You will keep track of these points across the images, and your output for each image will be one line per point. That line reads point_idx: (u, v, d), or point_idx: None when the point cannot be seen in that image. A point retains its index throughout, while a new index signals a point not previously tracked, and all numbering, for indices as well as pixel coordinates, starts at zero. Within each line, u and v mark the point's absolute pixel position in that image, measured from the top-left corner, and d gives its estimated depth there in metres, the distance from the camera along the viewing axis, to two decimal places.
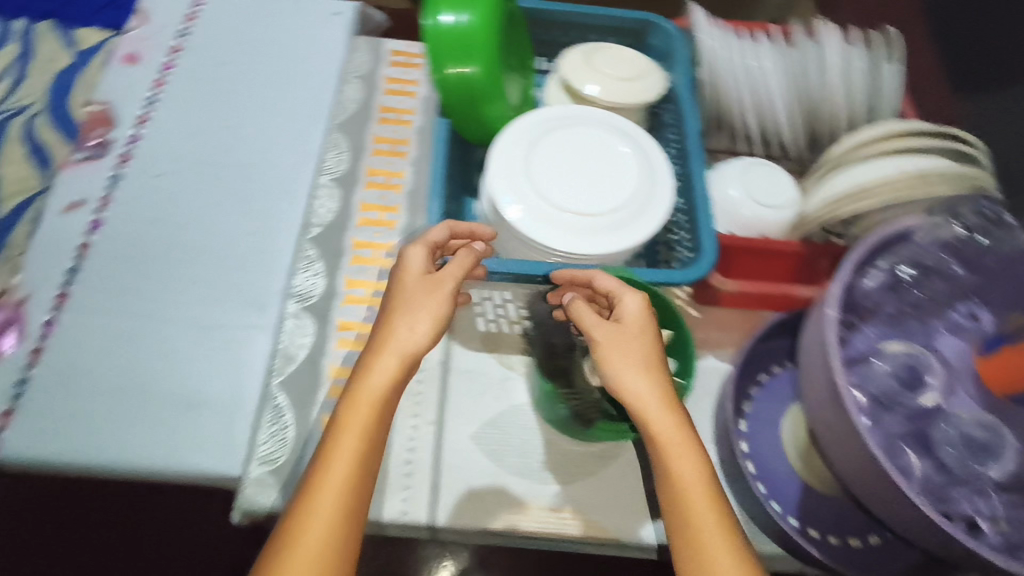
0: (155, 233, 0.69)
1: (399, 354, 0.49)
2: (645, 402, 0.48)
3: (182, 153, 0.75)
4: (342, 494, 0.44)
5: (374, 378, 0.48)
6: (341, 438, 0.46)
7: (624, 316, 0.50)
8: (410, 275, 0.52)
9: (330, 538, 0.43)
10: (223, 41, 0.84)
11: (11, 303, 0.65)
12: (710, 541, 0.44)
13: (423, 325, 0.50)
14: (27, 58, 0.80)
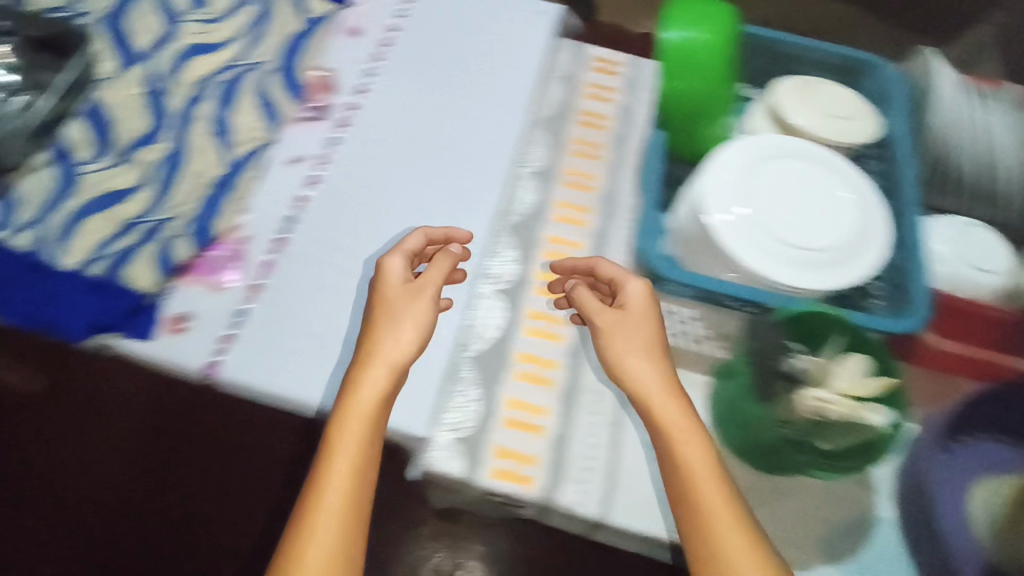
0: (365, 198, 0.73)
1: (387, 367, 0.57)
2: (647, 375, 0.58)
3: (394, 127, 0.79)
4: (347, 483, 0.53)
5: (366, 388, 0.56)
6: (343, 438, 0.54)
7: (630, 296, 0.62)
8: (390, 291, 0.61)
9: (344, 518, 0.52)
10: (437, 26, 0.88)
11: (232, 240, 0.70)
12: (705, 497, 0.53)
13: (406, 337, 0.59)
14: (264, 20, 0.85)
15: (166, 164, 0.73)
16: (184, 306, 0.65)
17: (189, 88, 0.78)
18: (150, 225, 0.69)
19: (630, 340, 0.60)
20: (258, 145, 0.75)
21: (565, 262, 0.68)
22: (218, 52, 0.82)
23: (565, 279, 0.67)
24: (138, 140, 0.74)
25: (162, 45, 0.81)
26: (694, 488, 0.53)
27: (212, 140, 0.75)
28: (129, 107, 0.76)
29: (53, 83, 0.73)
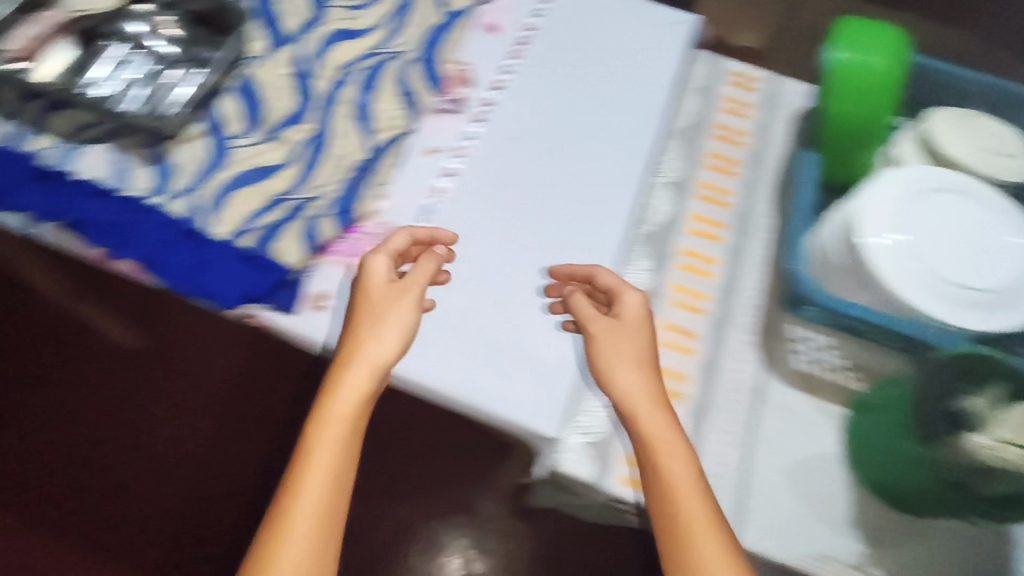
0: (499, 194, 0.74)
1: (367, 367, 0.57)
2: (644, 391, 0.58)
3: (529, 126, 0.79)
4: (325, 482, 0.53)
5: (346, 388, 0.57)
6: (323, 439, 0.54)
7: (625, 310, 0.62)
8: (373, 291, 0.62)
9: (321, 516, 0.51)
10: (573, 29, 0.88)
11: (371, 222, 0.70)
12: (695, 523, 0.51)
13: (390, 336, 0.59)
14: (405, 10, 0.86)
15: (310, 144, 0.74)
16: (325, 285, 0.66)
17: (333, 72, 0.80)
18: (293, 203, 0.70)
19: (621, 356, 0.59)
20: (398, 133, 0.76)
21: (563, 267, 0.67)
22: (361, 39, 0.83)
23: (563, 284, 0.67)
24: (285, 119, 0.76)
25: (309, 28, 0.83)
26: (681, 513, 0.52)
27: (354, 123, 0.76)
28: (278, 86, 0.78)
29: (209, 56, 0.78)
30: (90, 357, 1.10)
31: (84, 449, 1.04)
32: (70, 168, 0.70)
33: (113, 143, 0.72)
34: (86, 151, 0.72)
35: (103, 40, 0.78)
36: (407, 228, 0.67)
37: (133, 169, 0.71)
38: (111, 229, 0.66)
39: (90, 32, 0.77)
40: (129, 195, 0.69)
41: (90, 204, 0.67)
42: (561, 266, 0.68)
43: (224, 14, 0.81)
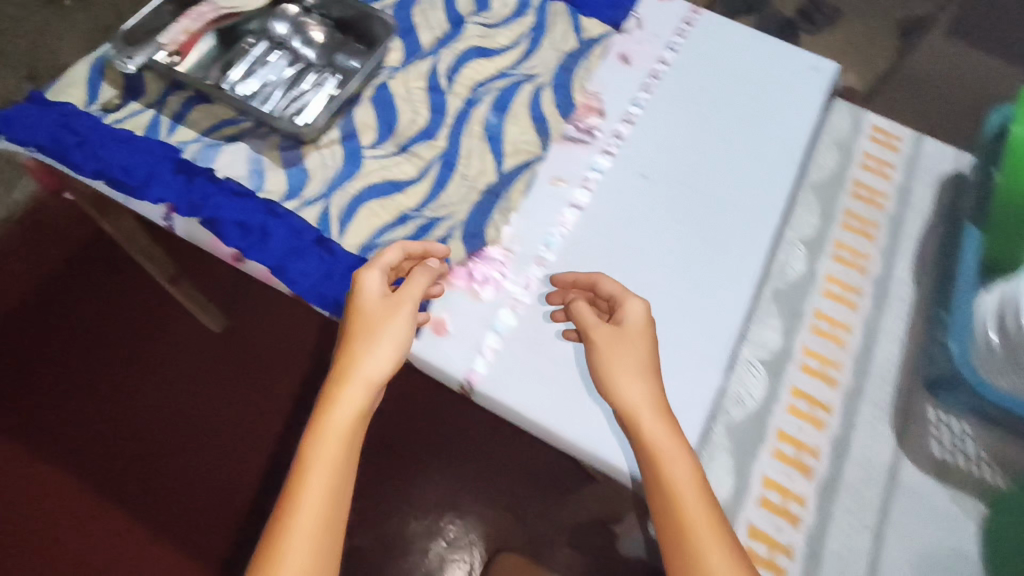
0: (627, 233, 0.72)
1: (362, 380, 0.55)
2: (651, 398, 0.55)
3: (661, 164, 0.77)
4: (322, 502, 0.50)
5: (343, 404, 0.54)
6: (318, 456, 0.51)
7: (631, 324, 0.59)
8: (369, 302, 0.59)
9: (319, 537, 0.49)
10: (708, 68, 0.85)
11: (499, 250, 0.70)
12: (700, 533, 0.49)
13: (389, 347, 0.57)
14: (541, 33, 0.85)
15: (439, 161, 0.74)
16: (449, 309, 0.66)
17: (466, 89, 0.80)
18: (420, 220, 0.70)
19: (624, 358, 0.57)
20: (528, 159, 0.75)
21: (567, 275, 0.66)
22: (496, 59, 0.83)
23: (565, 292, 0.66)
24: (417, 134, 0.75)
25: (446, 43, 0.83)
26: (691, 536, 0.49)
27: (484, 144, 0.76)
28: (412, 99, 0.78)
29: (351, 68, 0.78)
30: (176, 332, 1.17)
31: (160, 418, 1.11)
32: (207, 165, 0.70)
33: (251, 142, 0.73)
34: (222, 150, 0.71)
35: (250, 39, 0.79)
36: (401, 242, 0.64)
37: (266, 172, 0.71)
38: (244, 229, 0.66)
39: (240, 30, 0.79)
40: (263, 196, 0.69)
41: (223, 201, 0.67)
42: (563, 274, 0.67)
43: (366, 22, 0.81)
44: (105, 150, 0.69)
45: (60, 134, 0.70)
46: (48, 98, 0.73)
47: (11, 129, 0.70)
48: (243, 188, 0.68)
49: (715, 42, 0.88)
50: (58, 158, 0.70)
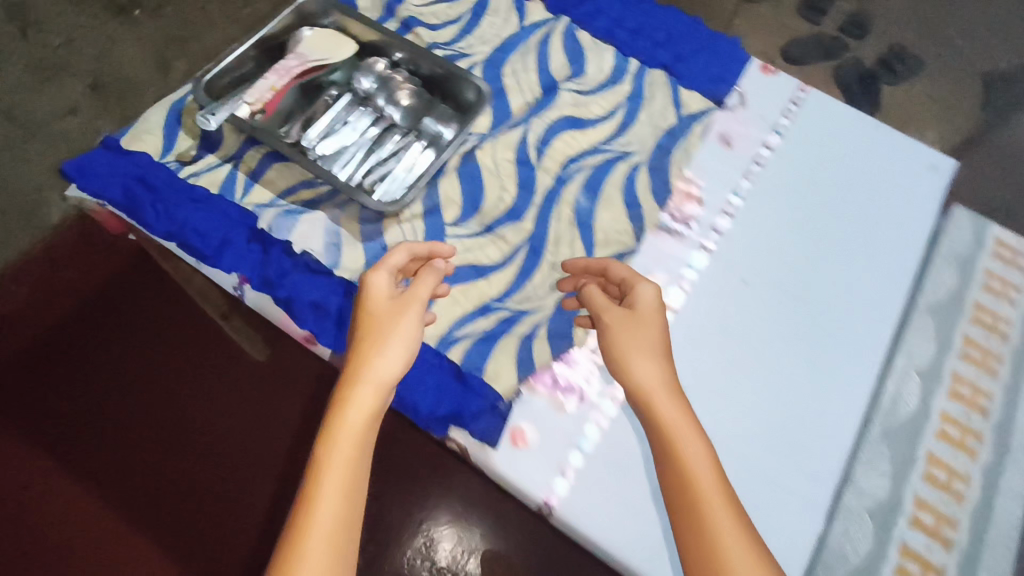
0: (724, 344, 0.67)
1: (375, 380, 0.48)
2: (660, 382, 0.50)
3: (761, 267, 0.71)
4: (338, 514, 0.42)
5: (355, 405, 0.47)
6: (330, 462, 0.44)
7: (643, 310, 0.54)
8: (378, 298, 0.53)
9: (335, 554, 0.41)
10: (813, 156, 0.79)
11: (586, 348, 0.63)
12: (718, 521, 0.44)
13: (400, 346, 0.51)
14: (637, 105, 0.80)
15: (527, 246, 0.69)
16: (530, 419, 0.60)
17: (557, 165, 0.75)
18: (503, 312, 0.65)
19: (636, 336, 0.52)
20: (620, 251, 0.70)
21: (578, 261, 0.63)
22: (589, 132, 0.77)
23: (576, 278, 0.63)
24: (505, 213, 0.71)
25: (537, 110, 0.78)
26: (712, 531, 0.43)
27: (575, 231, 0.71)
28: (500, 173, 0.73)
29: (437, 132, 0.73)
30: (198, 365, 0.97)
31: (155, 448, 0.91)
32: (283, 236, 0.66)
33: (329, 208, 0.68)
34: (300, 219, 0.67)
35: (331, 90, 0.75)
36: (405, 246, 0.60)
37: (343, 247, 0.66)
38: (319, 311, 0.62)
39: (322, 82, 0.75)
40: (339, 274, 0.65)
41: (297, 280, 0.63)
42: (576, 259, 0.64)
43: (454, 84, 0.75)
44: (178, 210, 0.65)
45: (133, 189, 0.66)
46: (125, 145, 0.69)
47: (85, 180, 0.67)
48: (319, 266, 0.64)
49: (821, 127, 0.82)
50: (129, 214, 0.66)
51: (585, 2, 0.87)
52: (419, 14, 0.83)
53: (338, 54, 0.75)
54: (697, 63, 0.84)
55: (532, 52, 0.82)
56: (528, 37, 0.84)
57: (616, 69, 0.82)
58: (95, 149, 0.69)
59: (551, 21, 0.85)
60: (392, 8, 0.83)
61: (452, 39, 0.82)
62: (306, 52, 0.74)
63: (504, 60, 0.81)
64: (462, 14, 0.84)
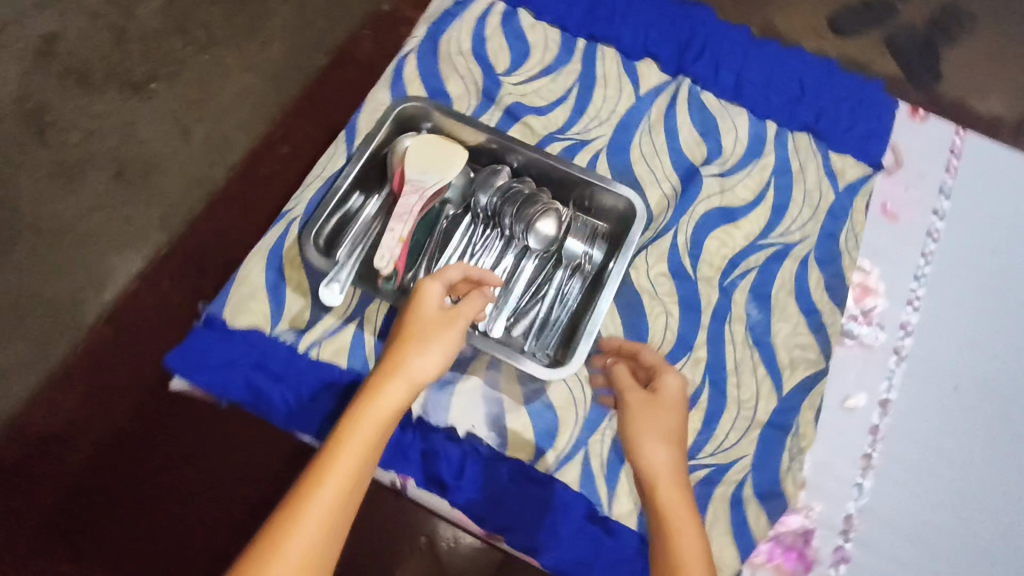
0: (939, 473, 0.60)
1: (408, 376, 0.43)
2: (671, 466, 0.43)
3: (961, 370, 0.64)
4: (338, 504, 0.36)
5: (386, 392, 0.41)
6: (344, 445, 0.38)
7: (667, 396, 0.46)
8: (428, 303, 0.47)
9: (319, 548, 0.35)
10: (987, 219, 0.71)
11: (798, 509, 0.58)
12: None
13: (437, 354, 0.45)
14: (789, 181, 0.70)
15: (708, 381, 0.61)
16: None
17: (717, 272, 0.65)
18: (701, 470, 0.58)
19: (649, 420, 0.45)
20: (810, 373, 0.62)
21: (612, 340, 0.57)
22: (743, 224, 0.67)
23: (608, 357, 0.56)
24: (675, 344, 0.62)
25: (683, 205, 0.67)
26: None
27: (753, 351, 0.63)
28: (659, 293, 0.63)
29: (584, 254, 0.63)
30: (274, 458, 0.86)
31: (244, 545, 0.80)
32: (440, 417, 0.56)
33: (484, 367, 0.58)
34: (455, 392, 0.57)
35: (448, 209, 0.64)
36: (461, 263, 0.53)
37: (510, 420, 0.57)
38: (500, 507, 0.55)
39: (439, 206, 0.63)
40: (512, 455, 0.56)
41: (470, 475, 0.55)
42: (613, 338, 0.57)
43: (593, 195, 0.64)
44: (318, 404, 0.57)
45: (257, 381, 0.57)
46: (230, 320, 0.58)
47: (197, 374, 0.56)
48: (494, 452, 0.56)
49: (989, 182, 0.73)
50: (257, 411, 0.57)
51: (704, 55, 0.75)
52: (523, 97, 0.71)
53: (450, 168, 0.62)
54: (842, 118, 0.73)
55: (658, 127, 0.71)
56: (649, 106, 0.72)
57: (754, 138, 0.72)
58: (197, 329, 0.58)
59: (669, 84, 0.73)
60: (492, 93, 0.70)
61: (565, 123, 0.70)
62: (410, 172, 0.61)
63: (628, 142, 0.70)
64: (569, 88, 0.72)
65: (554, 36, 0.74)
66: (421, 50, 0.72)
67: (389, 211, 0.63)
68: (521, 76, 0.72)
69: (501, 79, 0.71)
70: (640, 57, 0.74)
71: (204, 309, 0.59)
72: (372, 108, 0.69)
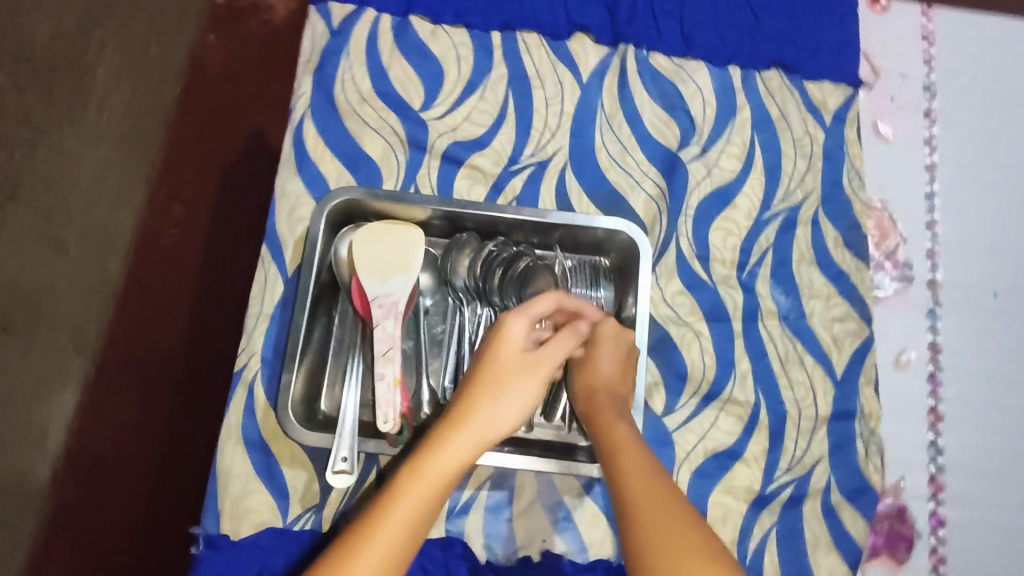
0: (1005, 398, 0.58)
1: (484, 425, 0.39)
2: (606, 393, 0.46)
3: (998, 278, 0.61)
4: (407, 533, 0.35)
5: (475, 420, 0.39)
6: (416, 476, 0.37)
7: (602, 335, 0.47)
8: (514, 339, 0.42)
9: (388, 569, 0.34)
10: (979, 103, 0.65)
11: (886, 490, 0.56)
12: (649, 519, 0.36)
13: (521, 403, 0.41)
14: (773, 132, 0.62)
15: (761, 394, 0.56)
16: None
17: (732, 267, 0.59)
18: (785, 491, 0.54)
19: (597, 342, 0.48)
20: (858, 344, 0.58)
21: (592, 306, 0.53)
22: (740, 200, 0.60)
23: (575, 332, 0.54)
24: (717, 367, 0.56)
25: (674, 203, 0.59)
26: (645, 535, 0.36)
27: (795, 342, 0.58)
28: (682, 316, 0.57)
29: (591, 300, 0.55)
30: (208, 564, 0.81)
31: None
32: (507, 545, 0.51)
33: (533, 474, 0.52)
34: (513, 518, 0.51)
35: (423, 301, 0.55)
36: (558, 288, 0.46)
37: (579, 521, 0.52)
38: None
39: (416, 305, 0.53)
40: (596, 558, 0.51)
41: None
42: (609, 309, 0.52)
43: (581, 234, 0.55)
44: None
45: None
46: (234, 532, 0.49)
47: None
48: (577, 563, 0.51)
49: (970, 59, 0.66)
50: None
51: (638, 10, 0.63)
52: (456, 131, 0.59)
53: (414, 264, 0.50)
54: (806, 38, 0.64)
55: (618, 117, 0.61)
56: (599, 94, 0.61)
57: (722, 92, 0.62)
58: (199, 556, 0.48)
59: (611, 57, 0.62)
60: (421, 140, 0.58)
61: (515, 148, 0.59)
62: (369, 283, 0.50)
63: (591, 146, 0.60)
64: (503, 101, 0.60)
65: (463, 40, 0.61)
66: (315, 109, 0.58)
67: (361, 336, 0.52)
68: (443, 105, 0.60)
69: (422, 118, 0.59)
70: (569, 34, 0.62)
71: (198, 530, 0.49)
72: (288, 204, 0.55)
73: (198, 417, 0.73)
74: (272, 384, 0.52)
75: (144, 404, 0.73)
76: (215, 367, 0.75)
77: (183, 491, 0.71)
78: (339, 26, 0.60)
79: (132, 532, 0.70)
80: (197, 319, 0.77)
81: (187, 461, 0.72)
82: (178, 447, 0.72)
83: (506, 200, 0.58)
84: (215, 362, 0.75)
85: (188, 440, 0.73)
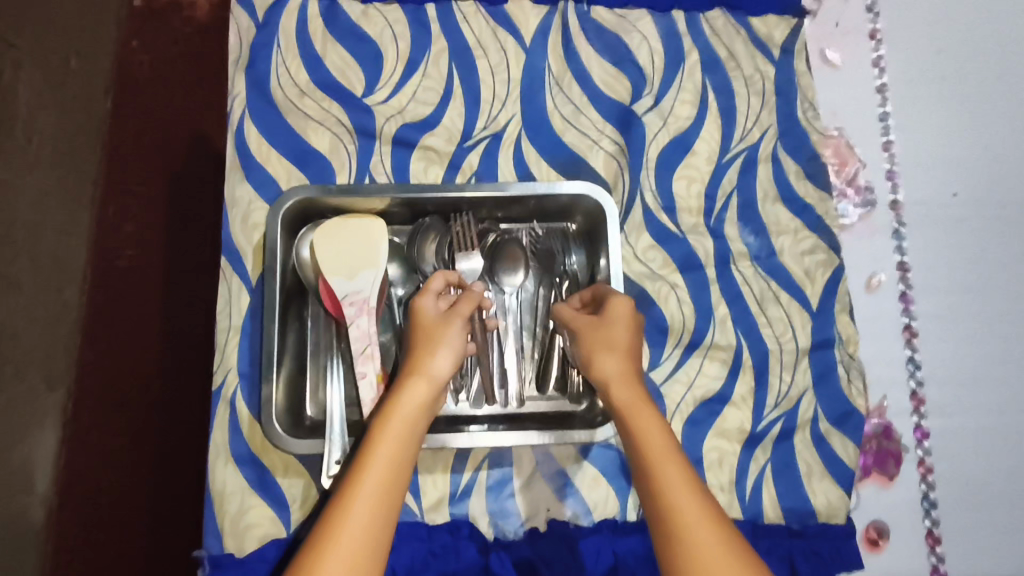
0: (977, 303, 0.59)
1: (427, 376, 0.41)
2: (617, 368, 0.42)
3: (957, 180, 0.61)
4: (378, 499, 0.36)
5: (405, 398, 0.40)
6: (371, 451, 0.38)
7: (615, 316, 0.44)
8: (425, 309, 0.44)
9: (367, 536, 0.35)
10: (921, 17, 0.65)
11: (870, 412, 0.56)
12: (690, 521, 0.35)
13: (447, 357, 0.42)
14: (723, 72, 0.61)
15: (742, 336, 0.57)
16: (874, 515, 0.54)
17: (699, 215, 0.59)
18: (775, 427, 0.56)
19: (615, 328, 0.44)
20: (830, 274, 0.58)
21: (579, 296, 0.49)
22: (698, 146, 0.60)
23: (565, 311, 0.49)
24: (697, 316, 0.57)
25: (633, 158, 0.58)
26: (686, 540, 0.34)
27: (768, 280, 0.58)
28: (656, 270, 0.57)
29: (565, 266, 0.55)
30: None
31: None
32: (510, 520, 0.51)
33: (529, 448, 0.52)
34: (515, 492, 0.52)
35: (395, 292, 0.53)
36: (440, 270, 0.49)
37: (579, 486, 0.52)
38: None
39: (386, 297, 0.52)
40: (601, 519, 0.52)
41: (582, 554, 0.50)
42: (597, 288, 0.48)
43: (546, 203, 0.54)
44: None
45: None
46: (238, 550, 0.49)
47: None
48: (583, 528, 0.51)
49: None
50: None
51: None
52: (403, 114, 0.57)
53: (380, 256, 0.49)
54: None
55: (566, 77, 0.59)
56: (544, 55, 0.60)
57: (667, 38, 0.61)
58: None
59: (552, 16, 0.60)
60: (369, 127, 0.57)
61: (466, 123, 0.58)
62: (336, 283, 0.48)
63: (543, 110, 0.59)
64: (447, 75, 0.58)
65: (397, 17, 0.59)
66: (253, 108, 0.56)
67: (337, 337, 0.51)
68: (387, 88, 0.58)
69: (367, 104, 0.57)
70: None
71: (201, 553, 0.48)
72: (240, 213, 0.54)
73: (183, 436, 0.72)
74: (254, 398, 0.51)
75: (128, 432, 0.72)
76: (193, 383, 0.73)
77: (181, 512, 0.70)
78: (265, 19, 0.57)
79: (136, 561, 0.69)
80: (167, 339, 0.74)
81: (182, 481, 0.71)
82: (168, 468, 0.71)
83: (465, 177, 0.57)
84: (193, 378, 0.73)
85: (178, 460, 0.71)
